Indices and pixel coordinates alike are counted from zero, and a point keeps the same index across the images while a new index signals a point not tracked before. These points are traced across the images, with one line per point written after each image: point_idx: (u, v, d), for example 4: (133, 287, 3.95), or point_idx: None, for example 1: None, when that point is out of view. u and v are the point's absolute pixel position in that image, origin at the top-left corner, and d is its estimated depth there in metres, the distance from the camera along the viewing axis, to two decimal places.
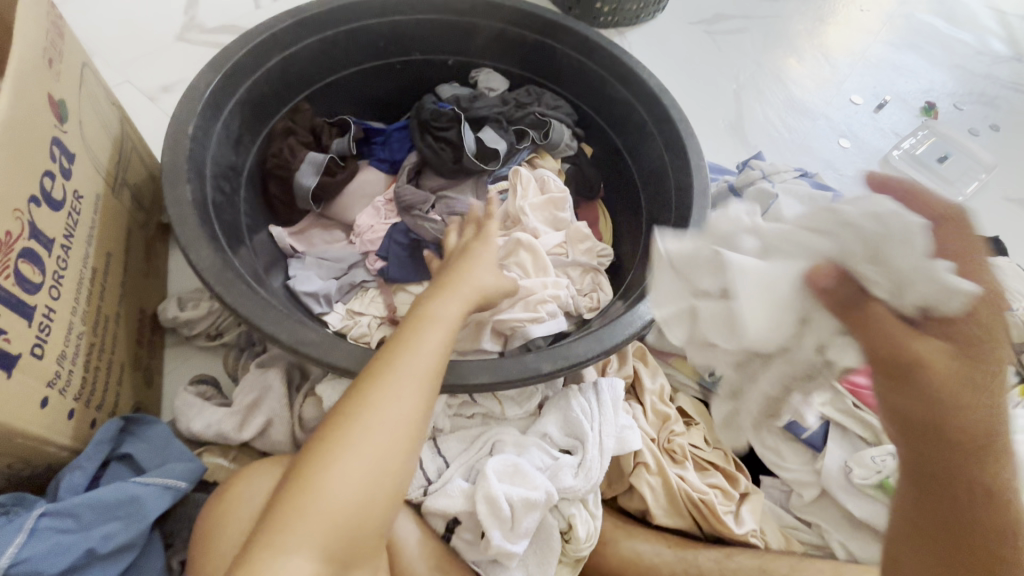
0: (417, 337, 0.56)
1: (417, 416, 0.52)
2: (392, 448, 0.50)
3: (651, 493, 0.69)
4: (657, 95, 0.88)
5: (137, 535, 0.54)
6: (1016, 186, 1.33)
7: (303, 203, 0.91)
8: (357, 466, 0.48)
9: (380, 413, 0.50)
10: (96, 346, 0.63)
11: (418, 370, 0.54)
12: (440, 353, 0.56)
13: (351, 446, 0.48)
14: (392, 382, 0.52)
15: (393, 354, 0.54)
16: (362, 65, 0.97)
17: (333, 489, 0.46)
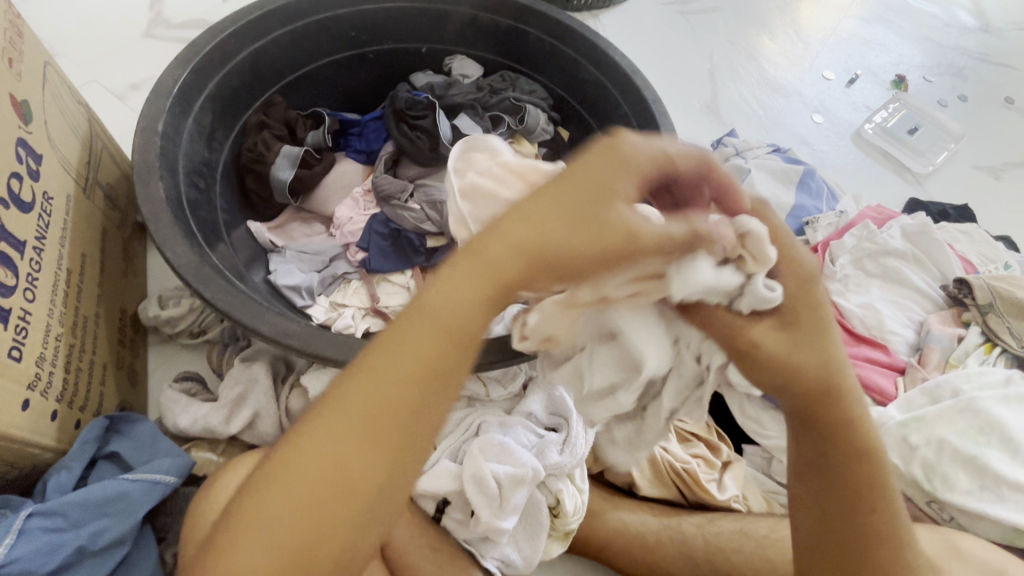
0: (385, 364, 0.40)
1: (374, 477, 0.39)
2: (334, 521, 0.38)
3: (635, 465, 0.71)
4: (629, 75, 0.89)
5: (128, 530, 0.55)
6: (983, 154, 1.36)
7: (280, 196, 0.90)
8: (274, 546, 0.37)
9: (316, 472, 0.38)
10: (76, 348, 0.63)
11: (377, 413, 0.39)
12: (420, 385, 0.40)
13: (273, 519, 0.38)
14: (341, 430, 0.39)
15: (352, 388, 0.40)
16: (335, 56, 0.96)
17: (245, 573, 0.37)
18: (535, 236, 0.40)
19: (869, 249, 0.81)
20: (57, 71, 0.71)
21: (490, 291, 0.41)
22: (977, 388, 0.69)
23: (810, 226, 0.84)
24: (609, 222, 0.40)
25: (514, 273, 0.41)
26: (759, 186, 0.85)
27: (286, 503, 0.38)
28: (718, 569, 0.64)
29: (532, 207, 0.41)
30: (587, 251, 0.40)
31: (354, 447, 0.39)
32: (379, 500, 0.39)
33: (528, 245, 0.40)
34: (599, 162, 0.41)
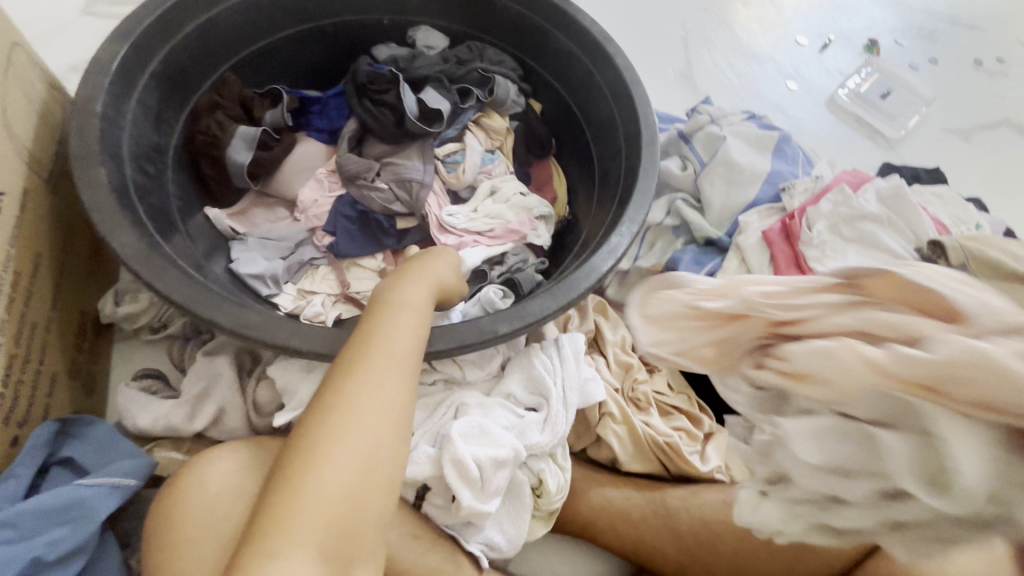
0: (391, 316, 0.52)
1: (405, 395, 0.47)
2: (385, 434, 0.45)
3: (617, 441, 0.70)
4: (600, 42, 0.85)
5: (86, 539, 0.51)
6: (954, 117, 1.37)
7: (239, 179, 0.84)
8: (340, 461, 0.42)
9: (365, 396, 0.45)
10: (19, 358, 0.58)
11: (398, 348, 0.49)
12: (419, 326, 0.52)
13: (336, 440, 0.42)
14: (374, 362, 0.47)
15: (372, 336, 0.49)
16: (290, 30, 0.90)
17: (320, 496, 0.40)
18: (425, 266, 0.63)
19: (846, 214, 0.79)
20: (27, 52, 0.65)
21: (429, 287, 0.59)
22: None
23: (787, 191, 0.83)
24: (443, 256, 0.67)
25: (427, 277, 0.61)
26: (734, 153, 0.84)
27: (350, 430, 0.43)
28: (701, 538, 0.64)
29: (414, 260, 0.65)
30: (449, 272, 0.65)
31: (387, 373, 0.47)
32: (409, 417, 0.47)
33: (430, 269, 0.63)
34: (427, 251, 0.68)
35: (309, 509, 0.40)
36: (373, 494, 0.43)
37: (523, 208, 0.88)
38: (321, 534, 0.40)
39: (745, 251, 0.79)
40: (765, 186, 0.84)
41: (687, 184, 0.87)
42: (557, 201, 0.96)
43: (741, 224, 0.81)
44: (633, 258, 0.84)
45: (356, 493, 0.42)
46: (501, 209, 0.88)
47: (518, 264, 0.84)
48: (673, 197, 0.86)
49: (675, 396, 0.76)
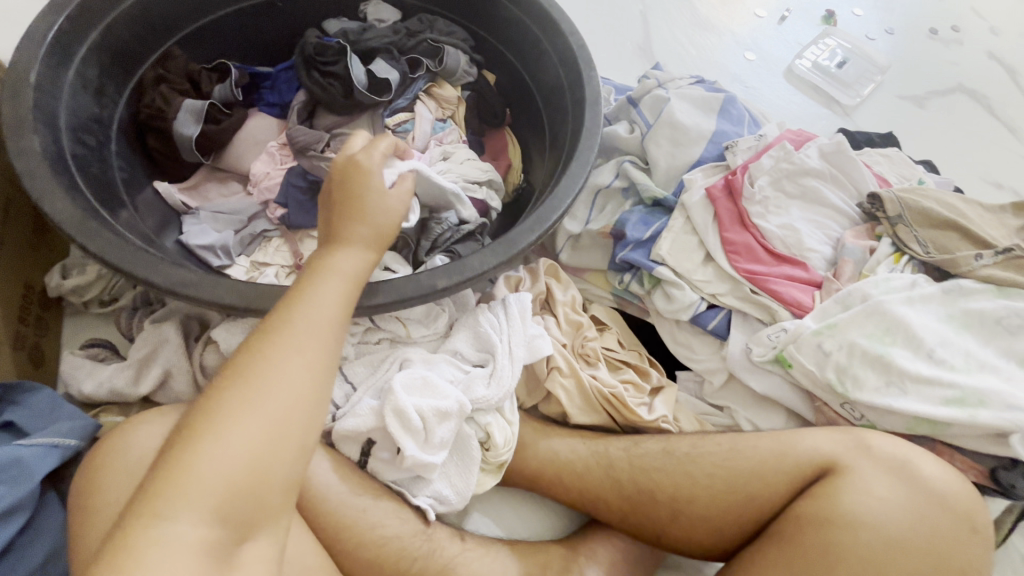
0: (311, 290, 0.51)
1: (317, 372, 0.47)
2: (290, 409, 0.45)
3: (565, 394, 0.72)
4: (546, 9, 0.86)
5: (26, 496, 0.52)
6: (909, 84, 1.39)
7: (188, 154, 0.84)
8: (240, 435, 0.43)
9: (271, 371, 0.45)
10: None
11: (314, 323, 0.49)
12: (341, 301, 0.52)
13: (236, 409, 0.43)
14: (285, 338, 0.47)
15: (289, 310, 0.49)
16: (237, 5, 0.90)
17: (214, 459, 0.41)
18: (360, 214, 0.57)
19: (787, 170, 0.81)
20: None
21: (365, 248, 0.57)
22: (885, 292, 0.71)
23: (730, 149, 0.84)
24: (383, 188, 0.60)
25: (359, 232, 0.57)
26: (679, 115, 0.85)
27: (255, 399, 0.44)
28: (642, 487, 0.65)
29: (345, 198, 0.58)
30: (387, 217, 0.59)
31: (296, 350, 0.47)
32: (323, 391, 0.48)
33: (368, 218, 0.57)
34: (354, 177, 0.59)
35: (202, 478, 0.41)
36: (275, 465, 0.43)
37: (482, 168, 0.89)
38: (215, 500, 0.41)
39: (689, 210, 0.81)
40: (709, 145, 0.85)
41: (634, 147, 0.88)
42: (511, 168, 0.96)
43: (686, 182, 0.82)
44: (584, 221, 0.85)
45: (255, 462, 0.43)
46: (454, 169, 0.87)
47: (446, 233, 0.80)
48: (621, 160, 0.87)
49: (624, 352, 0.79)
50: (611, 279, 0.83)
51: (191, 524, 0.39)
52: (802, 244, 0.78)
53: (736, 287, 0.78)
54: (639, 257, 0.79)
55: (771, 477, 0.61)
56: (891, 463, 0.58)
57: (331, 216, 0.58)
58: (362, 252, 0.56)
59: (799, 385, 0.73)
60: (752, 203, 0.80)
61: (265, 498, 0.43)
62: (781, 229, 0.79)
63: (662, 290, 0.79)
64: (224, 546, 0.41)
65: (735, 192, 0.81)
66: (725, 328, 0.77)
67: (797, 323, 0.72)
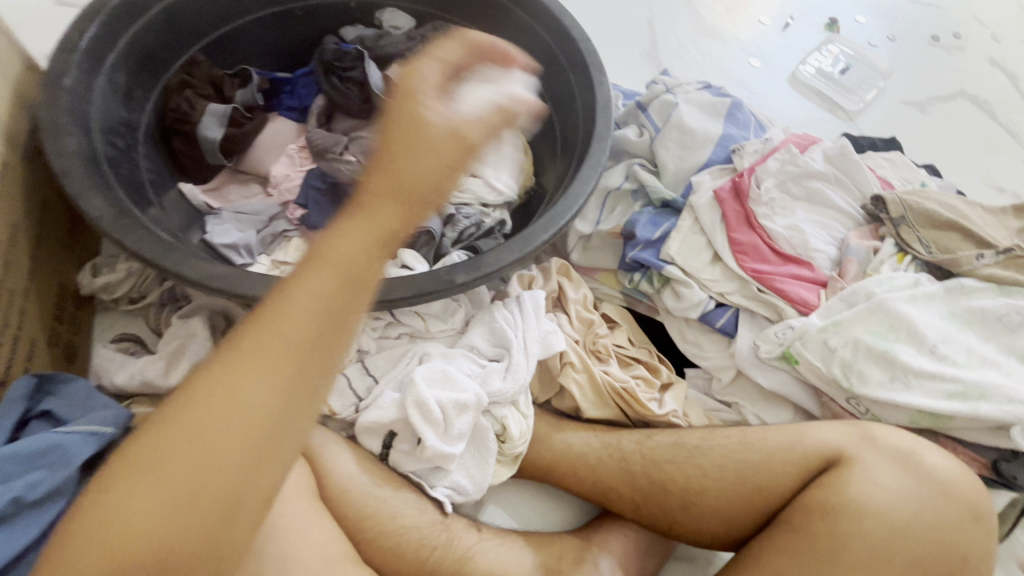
0: (287, 307, 0.43)
1: (255, 422, 0.41)
2: (219, 465, 0.40)
3: (578, 389, 0.74)
4: (557, 16, 0.89)
5: (66, 480, 0.54)
6: (911, 90, 1.42)
7: (212, 156, 0.87)
8: (162, 489, 0.39)
9: (205, 417, 0.40)
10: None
11: (265, 360, 0.42)
12: (301, 327, 0.43)
13: (171, 452, 0.39)
14: (225, 377, 0.41)
15: (257, 335, 0.42)
16: (258, 13, 0.93)
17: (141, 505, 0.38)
18: (405, 164, 0.49)
19: (792, 172, 0.84)
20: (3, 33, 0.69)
21: (378, 232, 0.47)
22: (889, 290, 0.73)
23: (737, 152, 0.86)
24: (451, 124, 0.51)
25: (405, 176, 0.49)
26: (687, 119, 0.87)
27: (191, 444, 0.40)
28: (654, 479, 0.67)
29: (406, 122, 0.51)
30: (450, 164, 0.50)
31: (242, 393, 0.41)
32: (269, 441, 0.41)
33: (408, 176, 0.49)
34: (424, 118, 0.51)
35: (123, 522, 0.38)
36: (197, 527, 0.39)
37: (496, 190, 0.91)
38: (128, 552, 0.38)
39: (697, 211, 0.83)
40: (717, 148, 0.88)
41: (644, 150, 0.90)
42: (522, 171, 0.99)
43: (695, 184, 0.85)
44: (595, 222, 0.87)
45: (176, 520, 0.39)
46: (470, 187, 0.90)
47: (470, 229, 0.86)
48: (631, 162, 0.90)
49: (634, 349, 0.81)
50: (621, 279, 0.86)
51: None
52: (807, 243, 0.81)
53: (744, 286, 0.80)
54: (648, 256, 0.81)
55: (779, 469, 0.63)
56: (896, 454, 0.60)
57: (384, 149, 0.50)
58: (378, 238, 0.47)
59: (805, 381, 0.75)
60: (759, 204, 0.82)
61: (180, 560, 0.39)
62: (788, 228, 0.81)
63: (671, 289, 0.81)
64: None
65: (743, 193, 0.83)
66: (732, 326, 0.79)
67: (803, 320, 0.74)
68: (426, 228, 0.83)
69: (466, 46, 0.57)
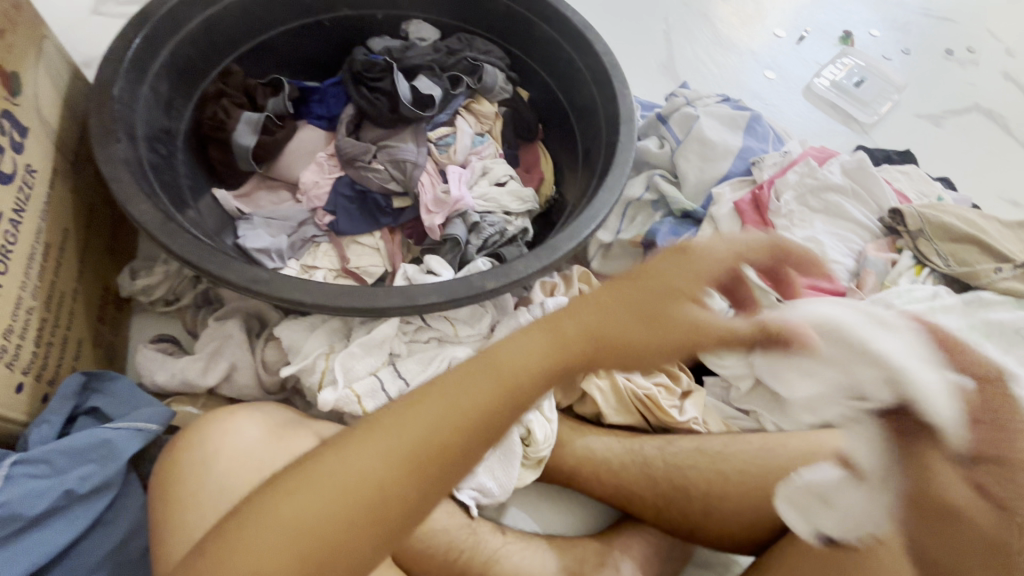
0: (454, 398, 0.42)
1: (374, 495, 0.39)
2: (334, 537, 0.39)
3: (600, 395, 0.76)
4: (581, 30, 0.91)
5: (113, 475, 0.57)
6: (926, 103, 1.43)
7: (244, 162, 0.89)
8: (268, 560, 0.38)
9: (339, 478, 0.39)
10: (49, 323, 0.63)
11: (407, 441, 0.40)
12: (450, 418, 0.41)
13: (309, 520, 0.39)
14: (372, 440, 0.40)
15: (425, 416, 0.41)
16: (289, 23, 0.95)
17: (261, 566, 0.38)
18: (621, 304, 0.45)
19: (811, 185, 0.85)
20: (55, 45, 0.72)
21: (549, 352, 0.44)
22: (908, 302, 0.75)
23: (756, 165, 0.88)
24: (700, 317, 0.43)
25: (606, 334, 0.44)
26: (708, 131, 0.89)
27: (328, 518, 0.39)
28: (676, 484, 0.69)
29: (651, 294, 0.44)
30: (665, 351, 0.44)
31: (379, 458, 0.40)
32: (384, 526, 0.40)
33: (600, 323, 0.44)
34: (691, 312, 0.43)
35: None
36: None
37: (518, 199, 0.93)
38: None
39: (717, 221, 0.84)
40: (737, 161, 0.90)
41: (665, 162, 0.93)
42: (543, 180, 1.01)
43: (715, 196, 0.86)
44: (615, 231, 0.90)
45: None
46: (492, 194, 0.92)
47: (495, 236, 0.89)
48: (651, 173, 0.92)
49: None
50: None
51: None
52: (826, 255, 0.82)
53: None
54: None
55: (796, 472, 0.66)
56: None
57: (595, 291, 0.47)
58: (554, 359, 0.44)
59: None
60: (778, 216, 0.84)
61: None
62: (809, 240, 0.83)
63: None
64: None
65: (762, 206, 0.85)
66: None
67: None
68: (452, 235, 0.87)
69: (771, 253, 0.44)
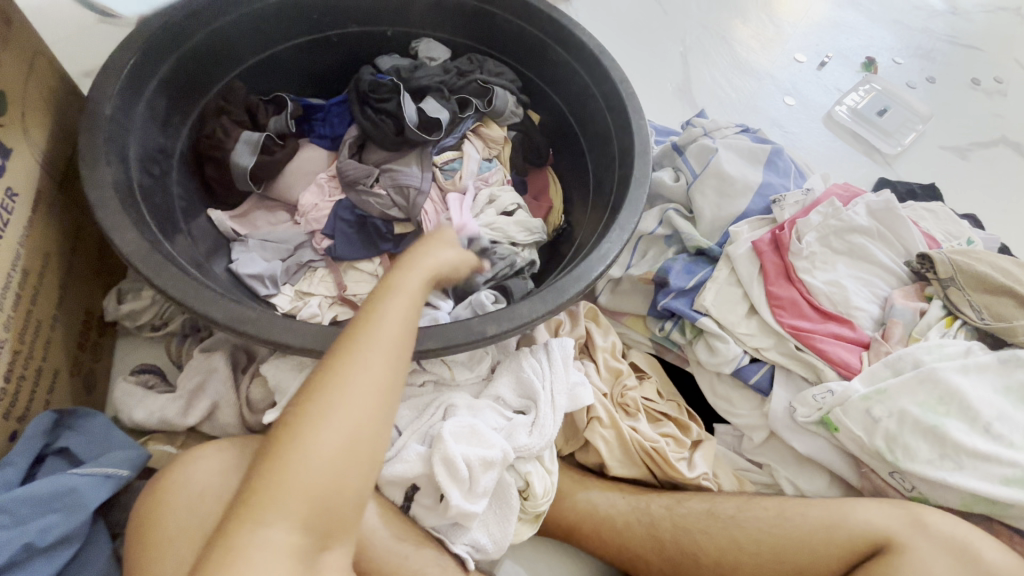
0: (384, 304, 0.52)
1: (387, 385, 0.48)
2: (371, 423, 0.46)
3: (605, 445, 0.71)
4: (597, 56, 0.87)
5: (79, 525, 0.53)
6: (951, 134, 1.38)
7: (242, 183, 0.86)
8: (311, 462, 0.43)
9: (348, 383, 0.46)
10: (23, 355, 0.59)
11: (371, 336, 0.49)
12: (408, 319, 0.53)
13: (323, 413, 0.45)
14: (362, 349, 0.48)
15: (364, 319, 0.51)
16: (296, 39, 0.92)
17: (305, 466, 0.43)
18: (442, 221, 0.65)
19: (835, 226, 0.80)
20: (49, 61, 0.69)
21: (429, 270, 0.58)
22: (938, 359, 0.70)
23: (777, 203, 0.84)
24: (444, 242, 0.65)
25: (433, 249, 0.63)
26: (726, 166, 0.85)
27: (336, 402, 0.45)
28: (685, 549, 0.64)
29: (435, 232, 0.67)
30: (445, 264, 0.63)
31: (374, 360, 0.48)
32: (397, 402, 0.49)
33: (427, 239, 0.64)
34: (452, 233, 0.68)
35: (293, 484, 0.42)
36: (338, 477, 0.44)
37: (527, 230, 0.89)
38: (300, 511, 0.42)
39: (734, 261, 0.80)
40: (756, 198, 0.86)
41: (679, 195, 0.88)
42: (552, 209, 0.97)
43: (732, 234, 0.82)
44: (626, 266, 0.85)
45: (334, 475, 0.44)
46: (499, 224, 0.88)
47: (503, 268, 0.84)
48: (666, 207, 0.88)
49: (662, 402, 0.78)
50: (650, 326, 0.83)
51: (283, 532, 0.41)
52: (850, 302, 0.77)
53: (780, 343, 0.76)
54: (681, 306, 0.78)
55: (820, 547, 0.60)
56: (951, 543, 0.57)
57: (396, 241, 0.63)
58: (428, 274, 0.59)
59: (845, 449, 0.72)
60: (800, 260, 0.79)
61: (340, 511, 0.44)
62: (830, 287, 0.78)
63: (704, 342, 0.78)
64: (310, 553, 0.43)
65: (783, 249, 0.80)
66: (767, 383, 0.76)
67: (844, 385, 0.70)
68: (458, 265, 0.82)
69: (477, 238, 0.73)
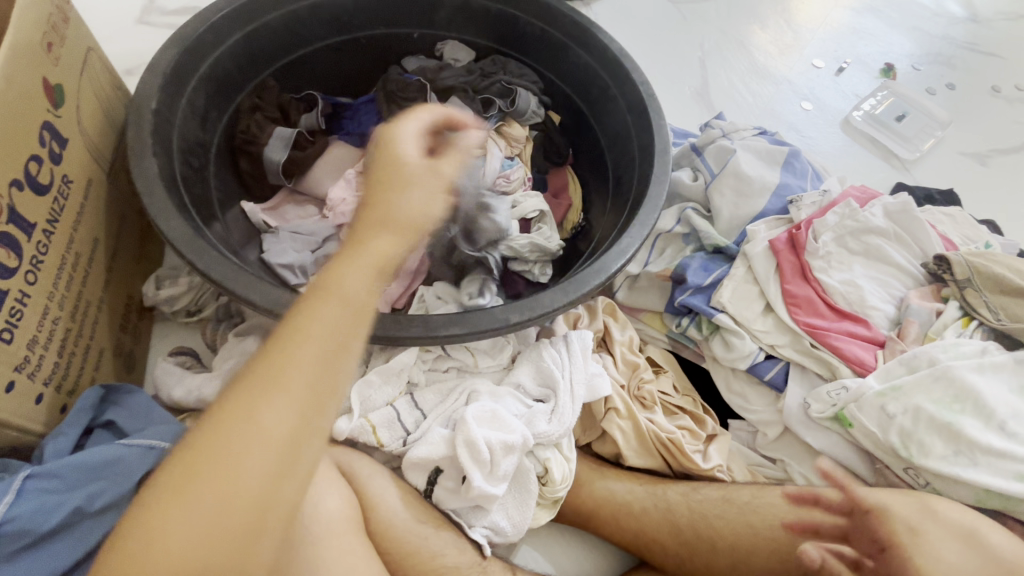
0: (304, 327, 0.44)
1: (287, 438, 0.41)
2: (253, 489, 0.40)
3: (622, 435, 0.73)
4: (620, 59, 0.90)
5: (122, 494, 0.56)
6: (971, 140, 1.38)
7: (275, 177, 0.91)
8: (182, 528, 0.38)
9: (239, 435, 0.40)
10: (73, 332, 0.63)
11: (273, 375, 0.42)
12: (327, 351, 0.44)
13: (202, 470, 0.39)
14: (253, 398, 0.41)
15: (275, 348, 0.43)
16: (327, 40, 0.96)
17: (170, 536, 0.38)
18: (408, 196, 0.53)
19: (851, 227, 0.82)
20: (101, 57, 0.73)
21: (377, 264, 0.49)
22: (954, 357, 0.71)
23: (794, 204, 0.86)
24: (405, 203, 0.52)
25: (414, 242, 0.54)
26: (745, 166, 0.87)
27: (218, 458, 0.39)
28: (702, 533, 0.66)
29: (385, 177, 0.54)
30: (403, 233, 0.51)
31: (268, 407, 0.41)
32: (300, 457, 0.42)
33: (394, 211, 0.52)
34: (397, 176, 0.54)
35: (155, 554, 0.38)
36: (209, 550, 0.38)
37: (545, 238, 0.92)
38: None
39: (751, 259, 0.81)
40: (773, 198, 0.87)
41: (697, 195, 0.90)
42: (571, 208, 0.99)
43: (749, 233, 0.84)
44: (643, 263, 0.86)
45: (205, 548, 0.38)
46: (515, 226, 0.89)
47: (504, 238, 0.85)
48: (684, 206, 0.89)
49: (679, 397, 0.79)
50: (667, 322, 0.84)
51: None
52: (865, 304, 0.78)
53: (795, 340, 0.78)
54: (698, 302, 0.80)
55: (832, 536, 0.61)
56: (961, 534, 0.58)
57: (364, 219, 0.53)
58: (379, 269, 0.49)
59: (859, 444, 0.73)
60: (816, 258, 0.80)
61: None
62: (846, 287, 0.79)
63: (720, 337, 0.80)
64: None
65: (799, 244, 0.81)
66: (782, 380, 0.77)
67: (859, 382, 0.72)
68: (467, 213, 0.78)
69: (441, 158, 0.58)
